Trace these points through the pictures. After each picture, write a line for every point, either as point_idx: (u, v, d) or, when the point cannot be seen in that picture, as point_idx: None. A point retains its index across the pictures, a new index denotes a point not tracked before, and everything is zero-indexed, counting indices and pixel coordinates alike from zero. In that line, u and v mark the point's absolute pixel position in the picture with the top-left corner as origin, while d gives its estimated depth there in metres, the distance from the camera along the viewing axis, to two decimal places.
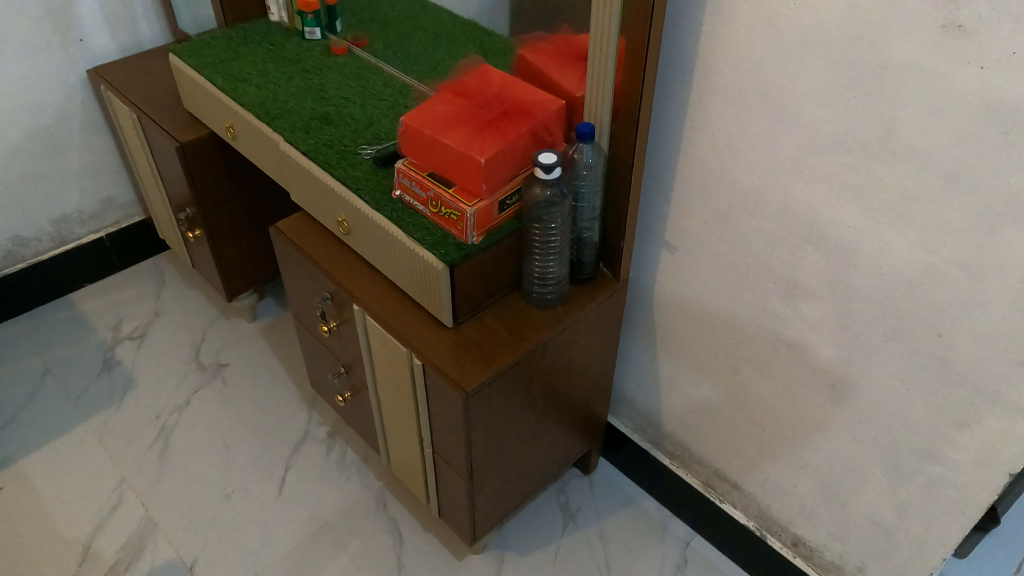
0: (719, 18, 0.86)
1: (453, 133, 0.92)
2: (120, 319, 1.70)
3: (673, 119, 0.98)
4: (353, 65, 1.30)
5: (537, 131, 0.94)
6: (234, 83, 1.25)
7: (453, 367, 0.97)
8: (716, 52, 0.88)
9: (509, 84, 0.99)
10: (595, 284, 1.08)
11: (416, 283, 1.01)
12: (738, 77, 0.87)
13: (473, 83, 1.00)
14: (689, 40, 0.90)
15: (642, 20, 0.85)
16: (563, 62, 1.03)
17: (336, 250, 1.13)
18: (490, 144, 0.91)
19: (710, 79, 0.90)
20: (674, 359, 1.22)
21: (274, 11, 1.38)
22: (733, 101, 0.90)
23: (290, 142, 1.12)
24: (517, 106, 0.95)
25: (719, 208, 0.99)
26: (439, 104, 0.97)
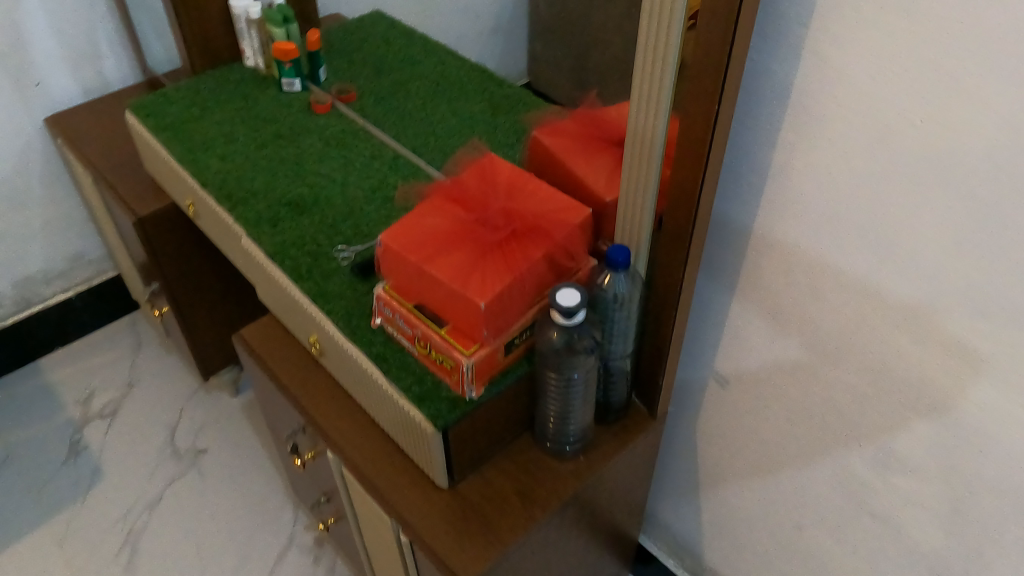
0: (807, 125, 0.63)
1: (445, 263, 0.71)
2: (91, 392, 1.52)
3: (734, 237, 0.75)
4: (337, 126, 1.06)
5: (554, 255, 0.72)
6: (193, 151, 1.03)
7: (450, 549, 0.76)
8: (800, 166, 0.66)
9: (520, 187, 0.77)
10: (628, 424, 0.87)
11: (402, 435, 0.80)
12: (828, 200, 0.65)
13: (473, 184, 0.78)
14: (761, 146, 0.68)
15: (702, 124, 0.62)
16: (586, 152, 0.81)
17: (310, 371, 0.92)
18: (492, 280, 0.69)
19: (786, 197, 0.68)
20: (719, 499, 0.99)
21: (250, 55, 1.17)
22: (819, 228, 0.67)
23: (253, 238, 0.91)
24: (530, 223, 0.73)
25: (789, 348, 0.77)
26: (429, 215, 0.76)
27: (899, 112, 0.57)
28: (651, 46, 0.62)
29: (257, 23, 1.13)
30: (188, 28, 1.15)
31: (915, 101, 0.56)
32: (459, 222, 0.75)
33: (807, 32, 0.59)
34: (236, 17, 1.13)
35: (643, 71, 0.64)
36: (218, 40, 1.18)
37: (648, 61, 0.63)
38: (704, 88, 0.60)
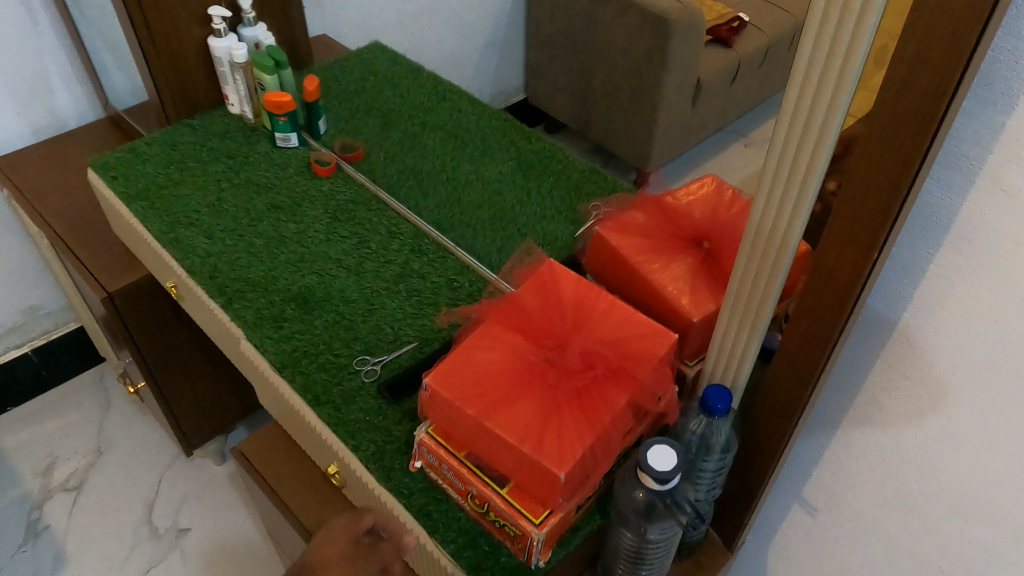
0: (971, 268, 0.51)
1: (512, 415, 0.58)
2: (52, 461, 1.37)
3: (850, 369, 0.63)
4: (344, 193, 0.92)
5: (640, 400, 0.60)
6: (175, 227, 0.88)
7: None
8: (950, 311, 0.53)
9: (591, 313, 0.65)
10: (704, 561, 0.75)
11: None
12: (985, 354, 0.53)
13: (535, 310, 0.66)
14: (900, 279, 0.55)
15: (850, 265, 0.49)
16: (655, 251, 0.69)
17: (326, 498, 0.78)
18: (570, 437, 0.57)
19: (928, 340, 0.56)
20: None
21: (235, 101, 1.02)
22: (967, 377, 0.55)
23: (254, 343, 0.76)
24: (608, 361, 0.61)
25: (901, 491, 0.66)
26: (486, 349, 0.63)
27: None
28: (783, 173, 0.50)
29: (243, 66, 0.98)
30: (161, 76, 0.99)
31: None
32: (522, 358, 0.63)
33: (988, 154, 0.46)
34: (218, 59, 0.98)
35: (768, 199, 0.52)
36: (195, 85, 1.03)
37: (776, 188, 0.51)
38: (854, 234, 0.48)
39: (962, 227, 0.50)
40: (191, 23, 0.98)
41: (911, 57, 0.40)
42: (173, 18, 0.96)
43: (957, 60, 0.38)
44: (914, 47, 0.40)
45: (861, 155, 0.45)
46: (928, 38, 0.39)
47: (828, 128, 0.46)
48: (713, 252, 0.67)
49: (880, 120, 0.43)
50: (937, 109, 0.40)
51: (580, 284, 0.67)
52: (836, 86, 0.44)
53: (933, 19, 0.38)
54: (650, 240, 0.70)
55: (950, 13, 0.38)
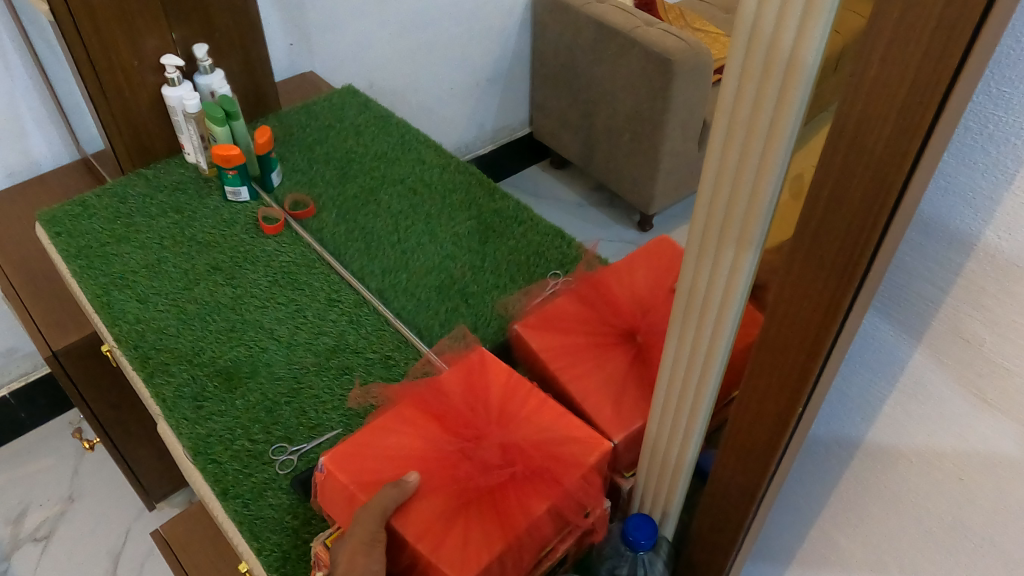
0: (927, 422, 0.41)
1: (415, 513, 0.51)
2: (24, 510, 1.35)
3: (801, 508, 0.54)
4: (288, 254, 0.86)
5: (561, 509, 0.53)
6: (110, 288, 0.83)
7: None
8: (905, 462, 0.44)
9: (515, 404, 0.59)
10: None
11: None
12: (951, 517, 0.43)
13: (455, 395, 0.59)
14: (849, 421, 0.46)
15: (777, 404, 0.41)
16: (586, 349, 0.64)
17: None
18: (475, 545, 0.50)
19: (881, 490, 0.47)
20: None
21: (190, 150, 0.98)
22: (934, 539, 0.45)
23: (170, 422, 0.71)
24: (532, 459, 0.54)
25: None
26: (397, 433, 0.57)
27: None
28: (696, 302, 0.42)
29: (197, 117, 0.95)
30: (113, 126, 0.95)
31: None
32: (434, 445, 0.56)
33: (944, 296, 0.37)
34: (172, 108, 0.95)
35: (685, 322, 0.44)
36: (151, 134, 1.00)
37: (691, 314, 0.43)
38: (780, 378, 0.40)
39: (922, 374, 0.40)
40: (144, 71, 0.94)
41: (825, 202, 0.32)
42: (124, 68, 0.92)
43: (876, 210, 0.30)
44: (825, 195, 0.31)
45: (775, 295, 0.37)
46: (838, 182, 0.31)
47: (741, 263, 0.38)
48: (643, 355, 0.63)
49: (794, 263, 0.35)
50: (859, 260, 0.32)
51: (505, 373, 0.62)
52: (743, 218, 0.37)
53: (845, 163, 0.30)
54: (579, 336, 0.65)
55: (872, 146, 0.29)
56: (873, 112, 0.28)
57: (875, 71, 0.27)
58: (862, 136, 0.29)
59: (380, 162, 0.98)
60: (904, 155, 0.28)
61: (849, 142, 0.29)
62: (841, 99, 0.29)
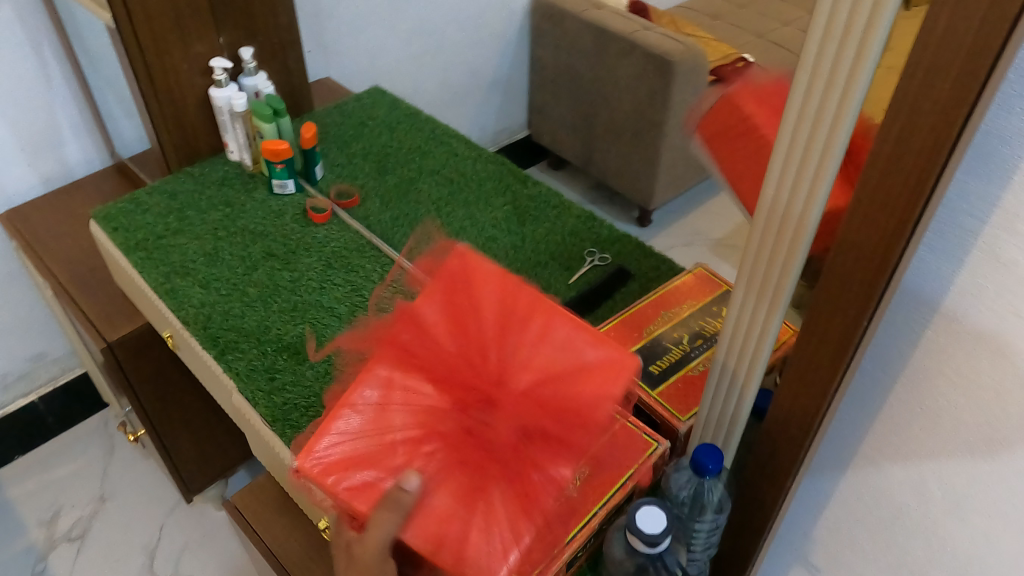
0: (971, 338, 0.49)
1: (428, 512, 0.49)
2: (56, 511, 1.37)
3: (851, 433, 0.61)
4: (341, 240, 0.92)
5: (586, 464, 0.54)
6: (171, 276, 0.88)
7: None
8: (948, 378, 0.52)
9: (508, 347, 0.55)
10: None
11: None
12: (991, 423, 0.51)
13: (447, 345, 0.56)
14: (899, 345, 0.53)
15: (841, 329, 0.47)
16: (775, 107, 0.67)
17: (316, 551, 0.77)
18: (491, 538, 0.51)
19: (927, 407, 0.54)
20: None
21: (233, 148, 1.04)
22: (975, 443, 0.53)
23: (244, 394, 0.76)
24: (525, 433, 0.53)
25: (908, 557, 0.64)
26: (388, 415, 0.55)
27: None
28: (768, 241, 0.49)
29: (242, 115, 1.00)
30: (162, 127, 1.01)
31: None
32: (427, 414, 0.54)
33: (983, 227, 0.44)
34: (218, 108, 1.00)
35: (755, 261, 0.50)
36: (195, 135, 1.05)
37: (762, 251, 0.49)
38: (846, 303, 0.46)
39: (960, 296, 0.47)
40: (192, 74, 1.00)
41: (897, 135, 0.38)
42: (174, 70, 0.98)
43: (940, 141, 0.37)
44: (896, 133, 0.38)
45: (847, 224, 0.44)
46: (909, 120, 0.38)
47: (811, 201, 0.45)
48: None
49: (867, 195, 0.41)
50: (922, 185, 0.39)
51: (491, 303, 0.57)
52: (817, 160, 0.43)
53: (917, 100, 0.37)
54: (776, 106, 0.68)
55: (938, 89, 0.36)
56: (940, 61, 0.35)
57: (943, 25, 0.34)
58: (929, 81, 0.36)
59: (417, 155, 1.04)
60: (964, 94, 0.35)
61: (918, 86, 0.36)
62: (911, 52, 0.36)
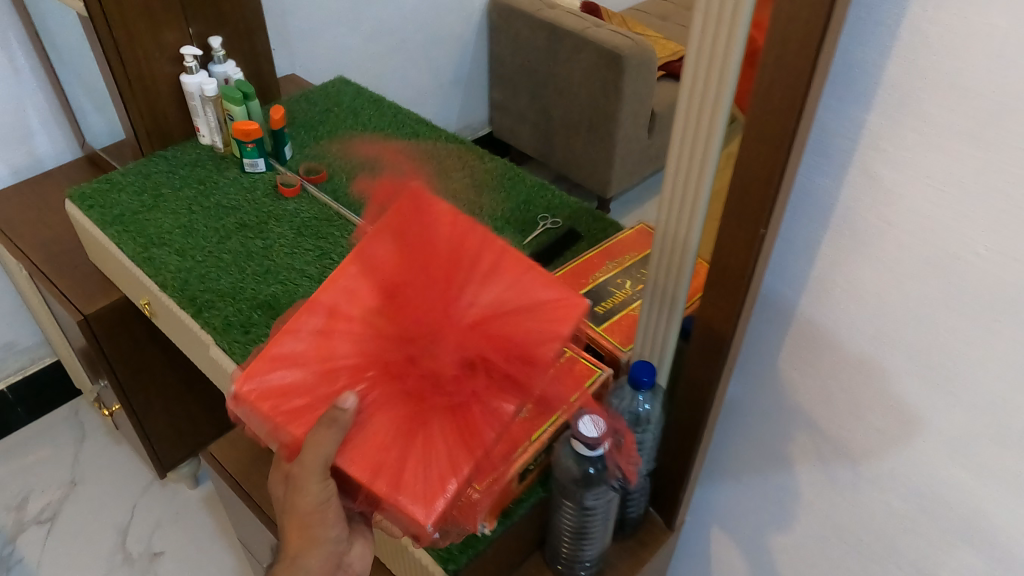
0: (856, 248, 0.58)
1: (367, 435, 0.56)
2: (24, 497, 1.40)
3: (768, 350, 0.70)
4: (310, 212, 0.98)
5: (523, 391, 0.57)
6: (148, 247, 0.94)
7: None
8: (841, 287, 0.60)
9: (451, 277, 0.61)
10: (643, 537, 0.80)
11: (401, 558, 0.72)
12: (880, 325, 0.59)
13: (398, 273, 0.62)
14: (799, 262, 0.62)
15: (745, 243, 0.56)
16: None
17: None
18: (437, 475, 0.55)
19: (826, 317, 0.63)
20: None
21: (205, 133, 1.10)
22: (866, 345, 0.61)
23: (222, 345, 0.82)
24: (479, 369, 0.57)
25: (820, 464, 0.72)
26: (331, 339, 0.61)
27: (965, 241, 0.52)
28: (683, 165, 0.57)
29: (213, 99, 1.06)
30: (134, 111, 1.06)
31: (982, 231, 0.50)
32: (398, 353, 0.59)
33: (855, 148, 0.54)
34: (189, 94, 1.06)
35: (672, 188, 0.59)
36: (167, 121, 1.11)
37: (679, 177, 0.58)
38: (748, 213, 0.54)
39: (842, 212, 0.57)
40: (163, 62, 1.06)
41: (773, 61, 0.47)
42: (146, 58, 1.04)
43: (806, 61, 0.45)
44: (774, 59, 0.47)
45: (744, 143, 0.52)
46: (783, 47, 0.46)
47: (714, 127, 0.53)
48: None
49: (756, 115, 0.50)
50: (797, 99, 0.47)
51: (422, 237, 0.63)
52: (713, 90, 0.51)
53: (787, 30, 0.45)
54: None
55: (801, 18, 0.44)
56: None
57: None
58: (794, 11, 0.44)
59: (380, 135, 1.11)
60: (819, 19, 0.43)
61: (786, 16, 0.45)
62: None
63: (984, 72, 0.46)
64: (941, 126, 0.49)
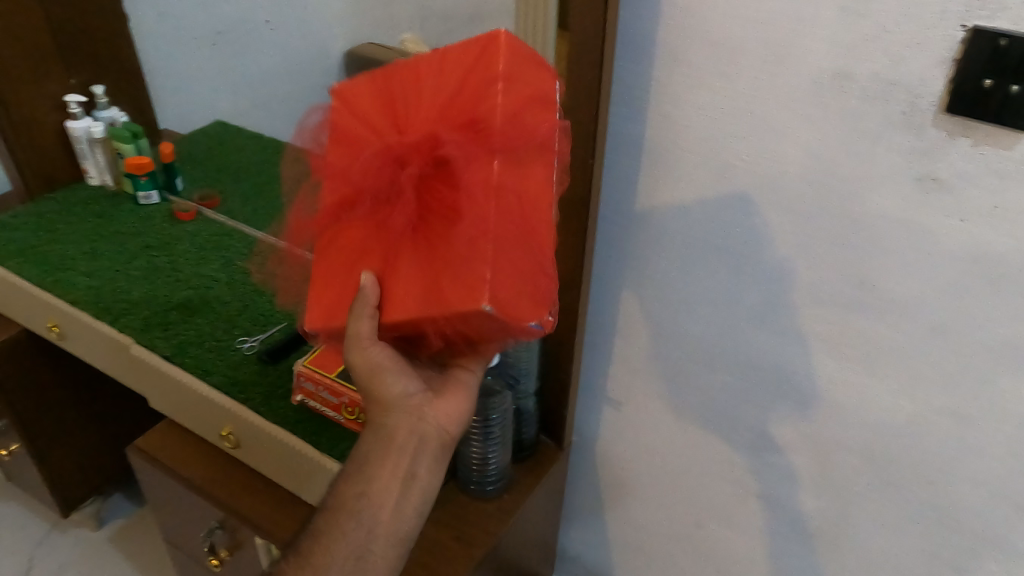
0: (660, 172, 0.77)
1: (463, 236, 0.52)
2: None
3: (613, 274, 0.87)
4: (207, 230, 1.15)
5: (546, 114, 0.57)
6: (55, 272, 1.01)
7: (283, 525, 0.82)
8: (658, 206, 0.79)
9: (394, 112, 0.57)
10: (537, 458, 0.95)
11: (301, 479, 0.81)
12: (687, 228, 0.79)
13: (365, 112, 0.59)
14: (624, 192, 0.81)
15: (578, 174, 0.73)
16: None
17: (213, 455, 0.90)
18: (450, 253, 0.52)
19: (650, 232, 0.82)
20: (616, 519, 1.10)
21: (93, 173, 1.21)
22: (683, 247, 0.80)
23: (143, 343, 0.89)
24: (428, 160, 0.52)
25: (669, 364, 0.89)
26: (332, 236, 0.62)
27: (731, 152, 0.72)
28: None
29: (100, 141, 1.19)
30: (22, 157, 1.15)
31: (742, 142, 0.71)
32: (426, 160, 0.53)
33: (648, 95, 0.74)
34: (77, 138, 1.17)
35: None
36: (53, 162, 1.19)
37: None
38: (578, 145, 0.72)
39: (648, 144, 0.77)
40: (47, 111, 1.16)
41: (578, 26, 0.65)
42: (31, 107, 1.13)
43: (597, 21, 0.64)
44: (580, 25, 0.65)
45: (567, 93, 0.70)
46: (581, 11, 0.64)
47: None
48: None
49: (570, 70, 0.68)
50: (597, 47, 0.65)
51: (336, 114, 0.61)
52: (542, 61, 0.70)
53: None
54: None
55: None
56: None
57: None
58: None
59: (253, 147, 1.14)
60: None
61: None
62: None
63: (717, 26, 0.66)
64: (698, 70, 0.70)
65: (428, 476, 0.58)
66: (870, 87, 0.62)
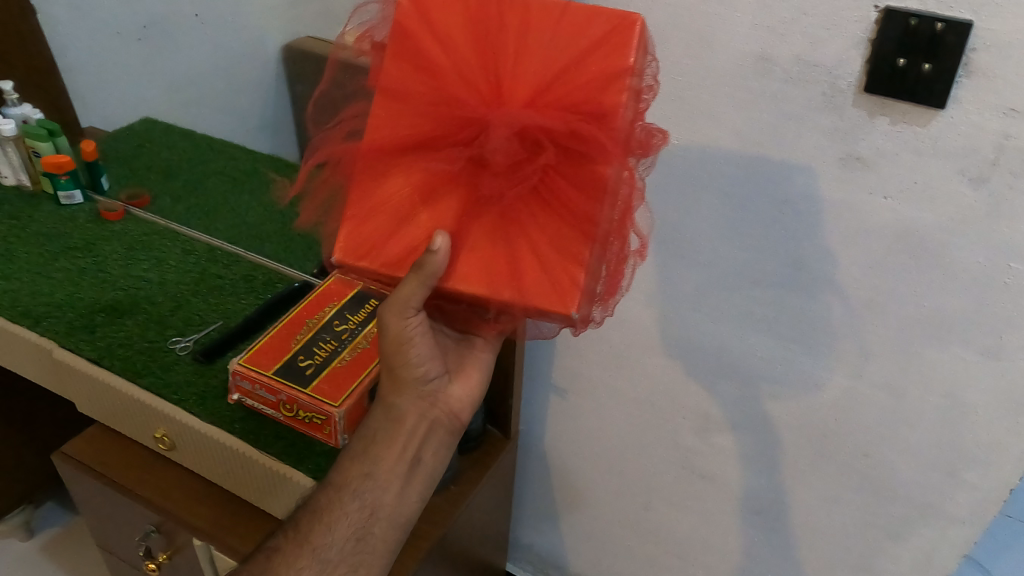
0: None
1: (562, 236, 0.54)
2: None
3: None
4: (137, 229, 1.12)
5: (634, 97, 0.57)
6: None
7: (222, 524, 0.81)
8: None
9: (493, 76, 0.53)
10: (483, 448, 0.95)
11: (239, 476, 0.80)
12: None
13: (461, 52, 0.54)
14: None
15: None
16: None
17: (147, 458, 0.87)
18: (545, 234, 0.54)
19: None
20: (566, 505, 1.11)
21: (7, 172, 1.13)
22: None
23: (67, 346, 0.86)
24: (550, 140, 0.51)
25: (612, 350, 0.90)
26: (390, 176, 0.58)
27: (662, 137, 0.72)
28: None
29: (12, 139, 1.10)
30: None
31: (673, 126, 0.71)
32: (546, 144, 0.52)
33: None
34: None
35: None
36: None
37: None
38: None
39: None
40: None
41: None
42: None
43: None
44: None
45: None
46: None
47: None
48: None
49: None
50: None
51: (422, 39, 0.56)
52: None
53: None
54: None
55: None
56: None
57: None
58: None
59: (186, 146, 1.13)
60: None
61: None
62: None
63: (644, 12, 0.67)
64: None
65: (432, 459, 0.62)
66: (792, 69, 0.63)
